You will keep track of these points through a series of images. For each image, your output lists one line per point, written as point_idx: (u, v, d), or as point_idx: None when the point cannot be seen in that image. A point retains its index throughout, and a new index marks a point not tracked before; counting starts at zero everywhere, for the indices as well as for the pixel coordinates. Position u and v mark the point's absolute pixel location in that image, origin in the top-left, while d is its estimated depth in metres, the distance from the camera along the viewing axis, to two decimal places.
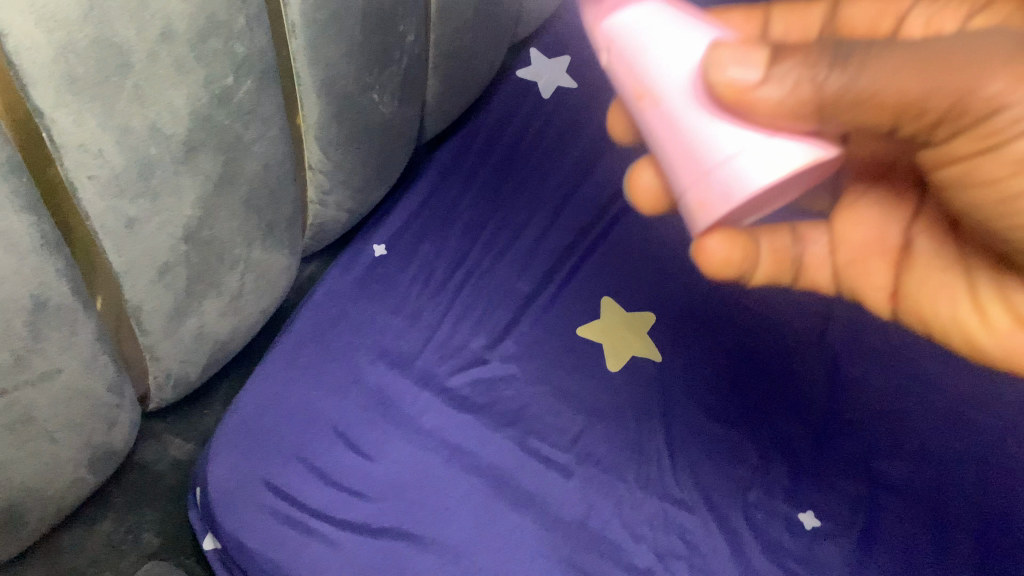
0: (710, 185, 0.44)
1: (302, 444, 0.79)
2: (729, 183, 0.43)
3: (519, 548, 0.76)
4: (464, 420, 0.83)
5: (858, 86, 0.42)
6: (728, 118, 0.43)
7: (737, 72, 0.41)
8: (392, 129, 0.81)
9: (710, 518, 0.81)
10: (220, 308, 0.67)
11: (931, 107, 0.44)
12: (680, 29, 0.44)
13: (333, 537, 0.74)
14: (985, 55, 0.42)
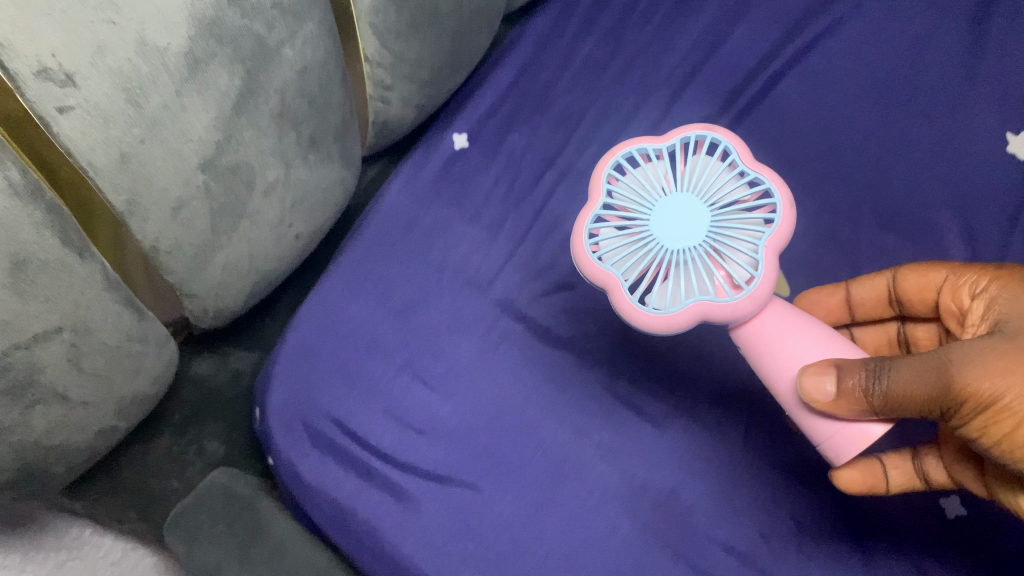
0: (833, 445, 0.52)
1: (364, 375, 0.72)
2: (853, 441, 0.51)
3: (597, 510, 0.66)
4: (541, 355, 0.72)
5: (886, 392, 0.47)
6: (823, 422, 0.52)
7: (818, 393, 0.49)
8: (468, 8, 0.66)
9: (826, 490, 0.66)
10: (257, 237, 0.57)
11: (950, 401, 0.47)
12: (787, 331, 0.53)
13: (394, 483, 0.68)
14: (967, 361, 0.46)
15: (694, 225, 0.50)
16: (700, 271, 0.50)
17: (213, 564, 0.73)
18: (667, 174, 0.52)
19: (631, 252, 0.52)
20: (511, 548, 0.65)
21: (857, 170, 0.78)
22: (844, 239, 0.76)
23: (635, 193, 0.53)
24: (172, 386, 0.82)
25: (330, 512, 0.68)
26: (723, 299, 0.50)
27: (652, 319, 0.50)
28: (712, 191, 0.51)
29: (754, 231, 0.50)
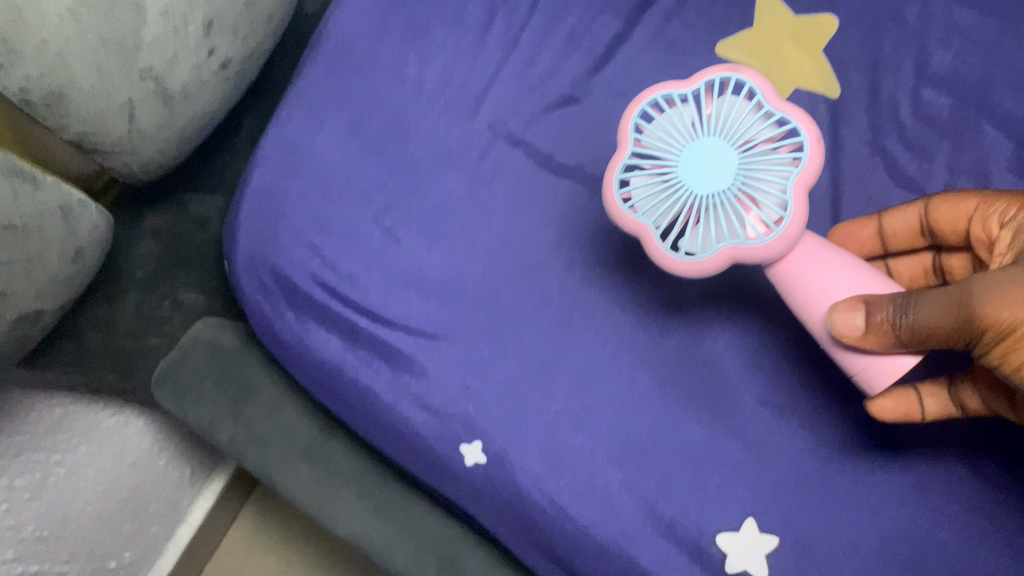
0: (862, 375, 0.46)
1: (338, 221, 0.62)
2: (887, 376, 0.45)
3: (612, 363, 0.57)
4: (543, 187, 0.62)
5: (914, 324, 0.41)
6: (851, 355, 0.45)
7: (847, 328, 0.43)
8: None
9: None
10: None
11: (969, 331, 0.41)
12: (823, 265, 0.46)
13: (383, 343, 0.60)
14: (991, 286, 0.40)
15: (720, 169, 0.43)
16: (731, 217, 0.43)
17: (207, 423, 0.69)
18: (692, 111, 0.44)
19: (656, 197, 0.44)
20: (515, 409, 0.57)
21: None
22: (911, 19, 0.60)
23: (657, 131, 0.45)
24: (127, 241, 0.74)
25: (314, 372, 0.62)
26: (751, 244, 0.43)
27: (681, 268, 0.44)
28: (744, 131, 0.43)
29: (785, 171, 0.43)
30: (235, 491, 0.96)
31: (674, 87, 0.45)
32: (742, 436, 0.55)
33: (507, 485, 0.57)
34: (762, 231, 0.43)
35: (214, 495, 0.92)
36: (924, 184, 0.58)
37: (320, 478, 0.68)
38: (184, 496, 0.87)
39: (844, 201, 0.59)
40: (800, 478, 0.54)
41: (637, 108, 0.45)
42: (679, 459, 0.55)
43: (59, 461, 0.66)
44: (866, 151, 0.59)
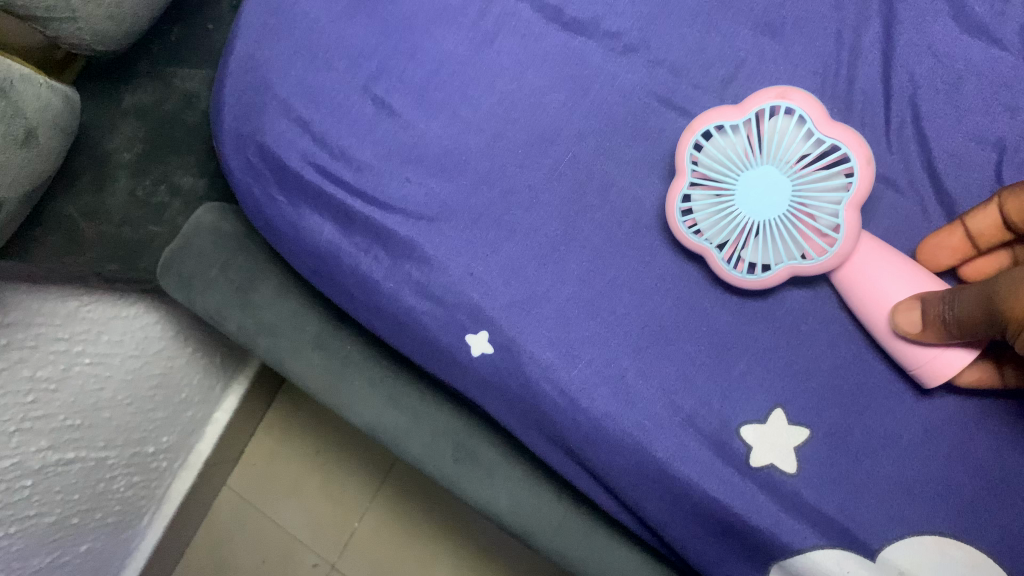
0: (918, 373, 0.46)
1: (324, 93, 0.56)
2: (935, 376, 0.45)
3: (628, 242, 0.52)
4: (552, 46, 0.54)
5: (955, 320, 0.41)
6: (902, 360, 0.46)
7: (907, 326, 0.44)
8: None
9: (932, 201, 0.50)
10: None
11: (1001, 325, 0.39)
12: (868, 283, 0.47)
13: (378, 225, 0.55)
14: (1015, 279, 0.38)
15: (775, 198, 0.46)
16: (787, 240, 0.46)
17: (216, 312, 0.67)
18: (744, 141, 0.46)
19: (717, 223, 0.48)
20: (523, 296, 0.53)
21: None
22: None
23: (714, 161, 0.47)
24: (106, 122, 0.68)
25: (312, 259, 0.59)
26: (807, 262, 0.46)
27: (745, 284, 0.48)
28: (794, 158, 0.45)
29: (837, 194, 0.45)
30: (261, 381, 0.95)
31: (730, 114, 0.47)
32: (772, 321, 0.50)
33: (516, 376, 0.53)
34: (819, 250, 0.46)
35: (248, 378, 0.92)
36: (993, 27, 0.49)
37: (332, 367, 0.65)
38: (216, 383, 0.88)
39: (898, 50, 0.50)
40: (836, 365, 0.49)
41: (692, 138, 0.48)
42: (701, 345, 0.50)
43: (81, 353, 0.67)
44: None
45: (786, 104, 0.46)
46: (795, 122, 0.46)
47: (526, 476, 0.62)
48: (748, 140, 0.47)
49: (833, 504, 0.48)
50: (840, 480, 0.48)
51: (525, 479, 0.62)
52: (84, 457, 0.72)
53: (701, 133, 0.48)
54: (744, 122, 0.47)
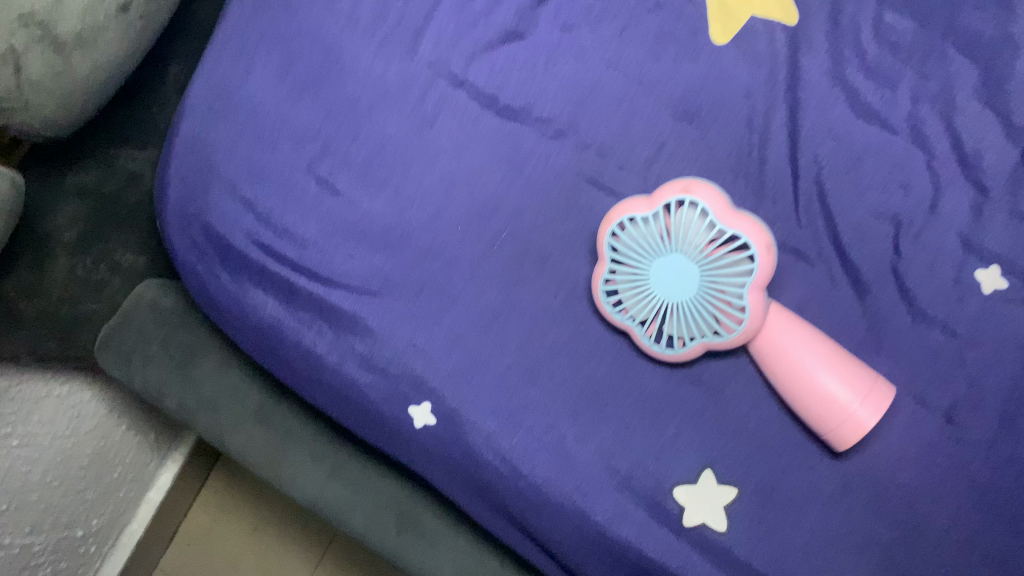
0: (826, 439, 0.49)
1: (270, 172, 0.59)
2: (839, 440, 0.49)
3: (563, 313, 0.54)
4: (488, 128, 0.57)
5: None
6: (811, 424, 0.50)
7: None
8: None
9: (840, 271, 0.54)
10: None
11: None
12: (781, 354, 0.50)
13: (323, 301, 0.57)
14: None
15: (686, 284, 0.49)
16: (701, 320, 0.50)
17: (156, 389, 0.67)
18: (655, 232, 0.49)
19: (637, 305, 0.51)
20: (465, 366, 0.55)
21: None
22: None
23: (630, 250, 0.50)
24: (48, 201, 0.68)
25: (255, 335, 0.60)
26: (719, 338, 0.50)
27: (666, 358, 0.52)
28: (700, 248, 0.49)
29: (741, 279, 0.48)
30: (196, 456, 0.93)
31: (641, 207, 0.50)
32: (700, 385, 0.53)
33: (459, 444, 0.55)
34: (728, 329, 0.50)
35: (184, 455, 0.91)
36: (885, 114, 0.55)
37: (272, 440, 0.66)
38: (150, 460, 0.86)
39: (803, 132, 0.55)
40: (761, 426, 0.52)
41: (609, 227, 0.51)
42: (635, 409, 0.53)
43: (10, 435, 0.65)
44: (827, 79, 0.56)
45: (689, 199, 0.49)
46: (699, 214, 0.49)
47: (469, 544, 0.63)
48: (658, 231, 0.49)
49: (762, 559, 0.51)
50: (768, 534, 0.51)
51: (468, 547, 0.63)
52: (8, 544, 0.70)
53: (615, 224, 0.51)
54: (654, 215, 0.50)
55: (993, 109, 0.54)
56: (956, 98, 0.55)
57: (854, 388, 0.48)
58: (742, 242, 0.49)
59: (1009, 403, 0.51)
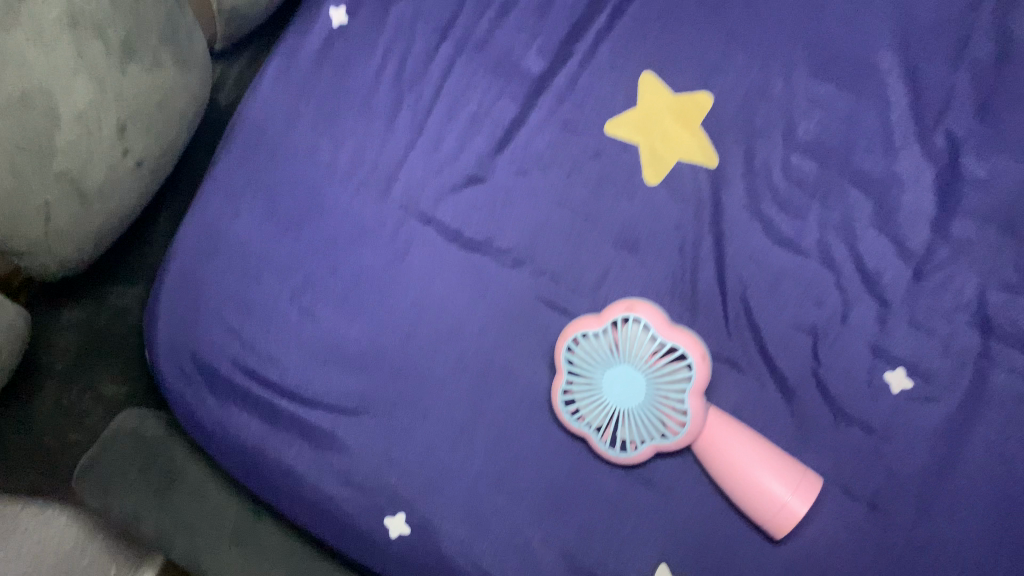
0: (764, 526, 0.55)
1: (256, 303, 0.64)
2: (779, 526, 0.54)
3: (525, 424, 0.60)
4: (454, 260, 0.64)
5: None
6: (752, 514, 0.55)
7: None
8: None
9: (768, 378, 0.61)
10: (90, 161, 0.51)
11: None
12: (722, 451, 0.56)
13: (303, 420, 0.62)
14: None
15: (635, 389, 0.55)
16: (649, 424, 0.56)
17: (132, 515, 0.68)
18: (605, 345, 0.56)
19: (593, 410, 0.57)
20: (437, 475, 0.60)
21: (783, 12, 0.70)
22: (776, 93, 0.68)
23: (585, 361, 0.57)
24: (42, 335, 0.72)
25: (236, 455, 0.63)
26: (667, 440, 0.55)
27: (620, 461, 0.57)
28: (645, 358, 0.56)
29: (682, 384, 0.55)
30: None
31: (592, 323, 0.57)
32: (651, 485, 0.58)
33: (433, 550, 0.59)
34: (674, 431, 0.55)
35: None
36: (797, 240, 0.64)
37: (247, 560, 0.67)
38: None
39: (728, 258, 0.64)
40: (707, 520, 0.57)
41: (565, 343, 0.58)
42: (594, 509, 0.58)
43: None
44: (745, 212, 0.65)
45: (634, 315, 0.56)
46: (642, 328, 0.56)
47: None
48: (608, 344, 0.57)
49: None
50: None
51: None
52: None
53: (570, 339, 0.58)
54: (603, 329, 0.57)
55: (888, 234, 0.64)
56: (857, 226, 0.64)
57: (785, 480, 0.55)
58: (681, 352, 0.56)
59: (924, 489, 0.58)
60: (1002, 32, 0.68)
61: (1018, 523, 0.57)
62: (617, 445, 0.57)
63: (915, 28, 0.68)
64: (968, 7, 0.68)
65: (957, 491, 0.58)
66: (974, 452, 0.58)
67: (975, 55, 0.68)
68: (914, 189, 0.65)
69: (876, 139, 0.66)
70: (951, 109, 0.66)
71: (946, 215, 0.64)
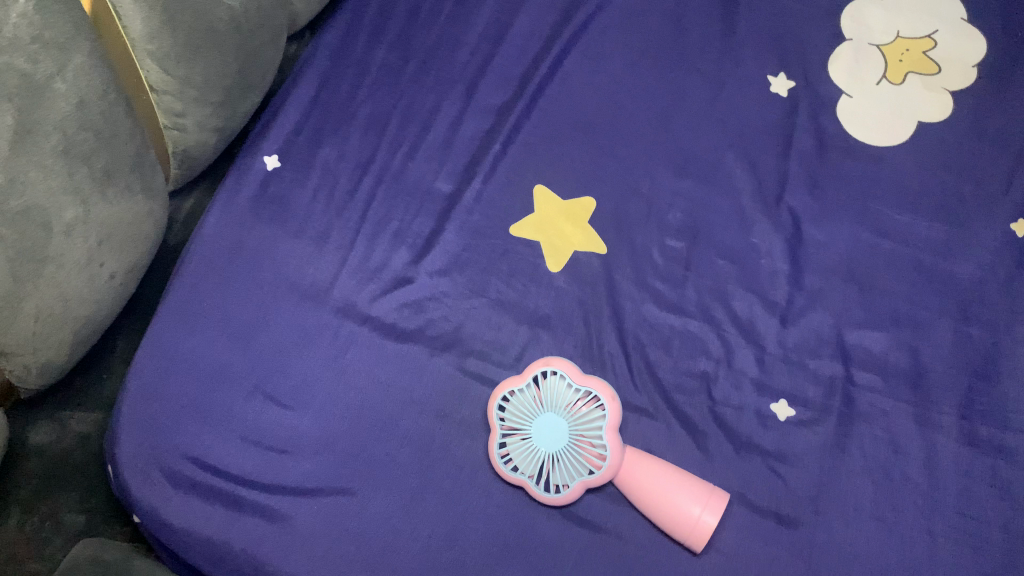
0: (685, 542, 0.63)
1: (213, 408, 0.71)
2: (698, 536, 0.62)
3: (470, 484, 0.67)
4: (391, 350, 0.73)
5: None
6: (675, 530, 0.63)
7: None
8: (246, 47, 0.74)
9: (674, 421, 0.70)
10: (74, 268, 0.58)
11: None
12: (642, 479, 0.64)
13: (264, 505, 0.67)
14: None
15: (561, 432, 0.65)
16: (575, 463, 0.64)
17: None
18: (532, 397, 0.66)
19: (528, 457, 0.65)
20: (393, 541, 0.65)
21: (644, 129, 0.84)
22: (647, 191, 0.81)
23: (516, 414, 0.66)
24: (13, 460, 0.77)
25: (201, 549, 0.66)
26: (593, 474, 0.64)
27: (555, 501, 0.64)
28: (566, 404, 0.66)
29: (599, 422, 0.65)
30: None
31: (516, 381, 0.67)
32: (586, 523, 0.65)
33: None
34: (598, 465, 0.64)
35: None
36: (681, 304, 0.75)
37: None
38: None
39: (626, 325, 0.74)
40: (638, 546, 0.64)
41: (497, 401, 0.67)
42: (538, 553, 0.64)
43: None
44: (635, 287, 0.76)
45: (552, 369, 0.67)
46: (560, 379, 0.67)
47: None
48: (534, 396, 0.66)
49: None
50: None
51: None
52: None
53: (499, 398, 0.67)
54: (527, 384, 0.67)
55: (754, 293, 0.75)
56: (728, 289, 0.76)
57: (697, 499, 0.63)
58: (595, 396, 0.66)
59: (817, 498, 0.66)
60: (816, 129, 0.84)
61: (898, 517, 0.66)
62: (551, 487, 0.64)
63: (750, 131, 0.84)
64: (788, 114, 0.85)
65: (845, 496, 0.67)
66: (853, 461, 0.68)
67: (800, 147, 0.83)
68: (769, 255, 0.77)
69: (732, 218, 0.79)
70: (788, 190, 0.80)
71: (797, 272, 0.76)
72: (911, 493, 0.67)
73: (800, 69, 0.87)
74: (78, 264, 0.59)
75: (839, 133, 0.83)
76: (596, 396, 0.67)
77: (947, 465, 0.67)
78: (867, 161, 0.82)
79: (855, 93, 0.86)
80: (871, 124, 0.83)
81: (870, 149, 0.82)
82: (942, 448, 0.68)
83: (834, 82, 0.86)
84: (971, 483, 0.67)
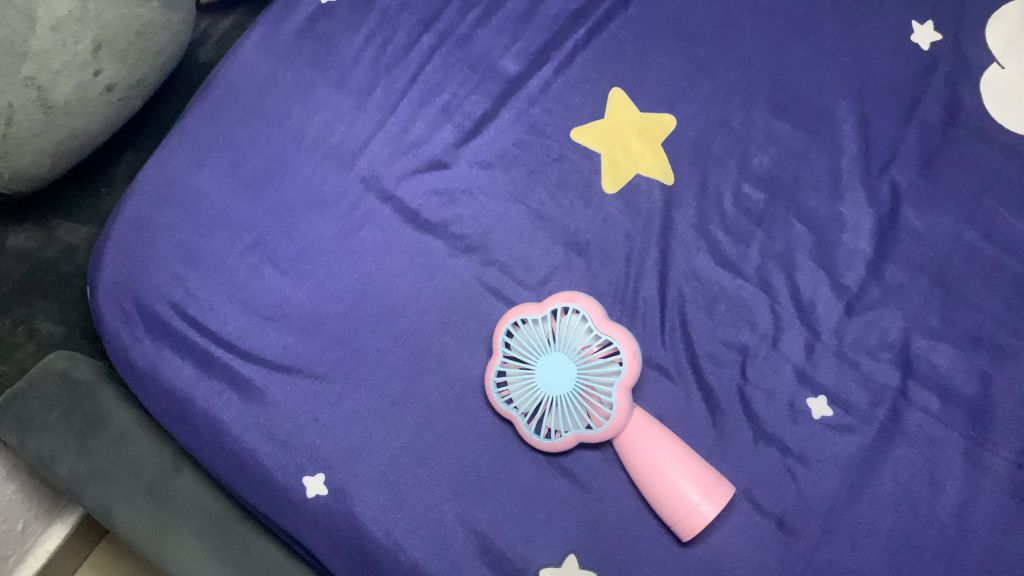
0: (674, 526, 0.56)
1: (206, 255, 0.65)
2: (689, 525, 0.55)
3: (457, 403, 0.61)
4: (407, 238, 0.65)
5: None
6: (666, 511, 0.56)
7: None
8: None
9: (695, 391, 0.63)
10: (69, 68, 0.57)
11: None
12: (644, 448, 0.57)
13: (236, 372, 0.62)
14: None
15: (566, 376, 0.57)
16: (575, 412, 0.58)
17: (47, 456, 0.64)
18: (544, 331, 0.59)
19: (524, 394, 0.58)
20: (361, 443, 0.60)
21: (752, 52, 0.73)
22: (736, 125, 0.70)
23: (523, 345, 0.59)
24: None
25: (165, 400, 0.64)
26: (591, 430, 0.57)
27: (543, 447, 0.58)
28: (579, 348, 0.58)
29: (611, 377, 0.57)
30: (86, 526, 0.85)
31: (533, 309, 0.60)
32: (570, 477, 0.59)
33: (346, 515, 0.59)
34: (599, 421, 0.57)
35: (70, 528, 0.83)
36: (739, 264, 0.66)
37: (158, 517, 0.63)
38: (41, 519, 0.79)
39: (671, 273, 0.65)
40: (620, 518, 0.58)
41: (507, 327, 0.60)
42: (511, 495, 0.59)
43: None
44: (693, 232, 0.67)
45: (573, 306, 0.59)
46: (580, 319, 0.59)
47: None
48: (547, 331, 0.59)
49: None
50: None
51: None
52: None
53: (510, 323, 0.60)
54: (542, 316, 0.59)
55: (825, 270, 0.66)
56: (796, 258, 0.66)
57: (699, 485, 0.56)
58: (614, 346, 0.58)
59: (827, 514, 0.59)
60: (952, 98, 0.71)
61: (911, 558, 0.59)
62: (542, 431, 0.58)
63: (874, 82, 0.72)
64: (923, 73, 0.72)
65: (858, 519, 0.59)
66: (880, 484, 0.60)
67: (925, 115, 0.71)
68: (853, 231, 0.67)
69: (823, 180, 0.69)
70: (897, 161, 0.69)
71: (880, 258, 0.66)
72: (934, 535, 0.59)
73: (954, 22, 0.73)
74: (73, 64, 0.57)
75: (975, 109, 0.71)
76: (615, 346, 0.59)
77: (984, 515, 0.59)
78: (999, 149, 0.69)
79: (1010, 65, 0.72)
80: (1018, 107, 0.70)
81: (1007, 137, 0.70)
82: (985, 495, 0.60)
83: (989, 47, 0.73)
84: (1006, 542, 0.59)
